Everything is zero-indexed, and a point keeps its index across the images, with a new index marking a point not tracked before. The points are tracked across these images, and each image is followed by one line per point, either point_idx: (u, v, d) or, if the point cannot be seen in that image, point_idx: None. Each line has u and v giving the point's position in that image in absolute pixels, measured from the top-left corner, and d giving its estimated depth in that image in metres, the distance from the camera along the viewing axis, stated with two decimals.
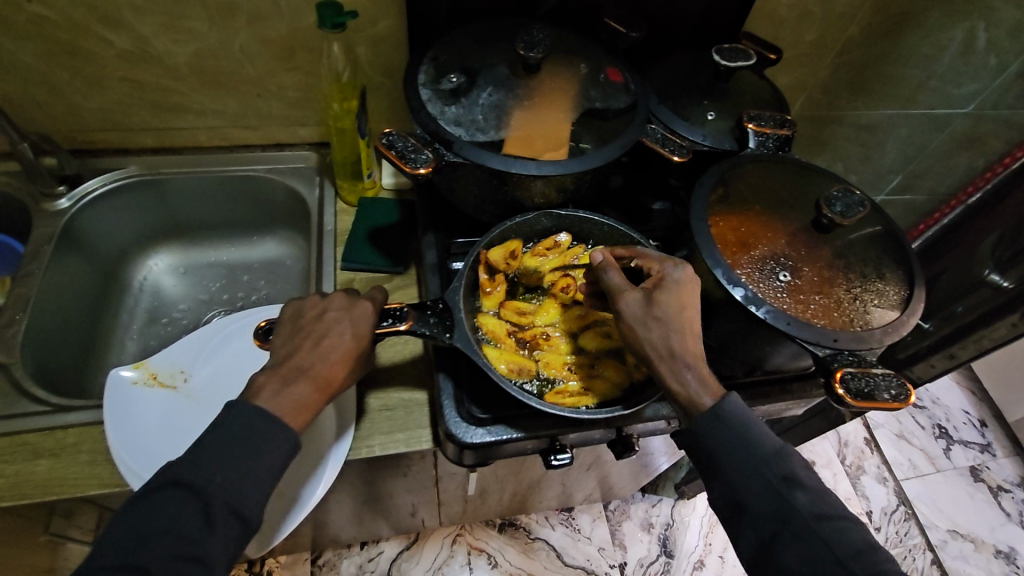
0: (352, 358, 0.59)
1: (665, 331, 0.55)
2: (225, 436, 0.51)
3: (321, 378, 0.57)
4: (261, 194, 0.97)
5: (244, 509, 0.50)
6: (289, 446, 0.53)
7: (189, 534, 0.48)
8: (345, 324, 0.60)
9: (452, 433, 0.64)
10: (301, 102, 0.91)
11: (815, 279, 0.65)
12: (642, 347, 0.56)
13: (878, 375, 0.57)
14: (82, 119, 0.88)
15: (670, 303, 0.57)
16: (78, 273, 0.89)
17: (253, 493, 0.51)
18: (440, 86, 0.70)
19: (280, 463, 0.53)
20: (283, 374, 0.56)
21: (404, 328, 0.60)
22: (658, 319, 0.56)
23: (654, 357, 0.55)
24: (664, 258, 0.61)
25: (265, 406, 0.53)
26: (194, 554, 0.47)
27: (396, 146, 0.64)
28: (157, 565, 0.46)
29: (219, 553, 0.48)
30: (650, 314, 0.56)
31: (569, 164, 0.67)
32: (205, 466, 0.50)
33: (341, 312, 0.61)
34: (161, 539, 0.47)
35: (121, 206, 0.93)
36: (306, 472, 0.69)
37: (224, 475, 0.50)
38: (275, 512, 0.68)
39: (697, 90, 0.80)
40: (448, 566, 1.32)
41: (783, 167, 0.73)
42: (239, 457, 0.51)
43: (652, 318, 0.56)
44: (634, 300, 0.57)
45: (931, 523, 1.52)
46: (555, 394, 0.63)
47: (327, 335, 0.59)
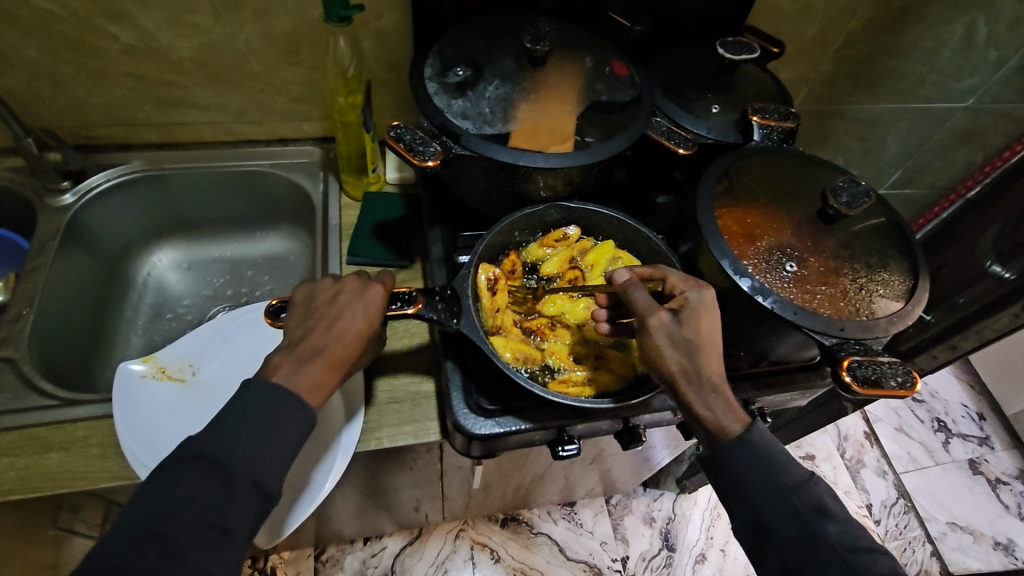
0: (363, 342, 0.60)
1: (693, 353, 0.55)
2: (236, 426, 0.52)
3: (335, 356, 0.58)
4: (265, 190, 0.97)
5: (265, 481, 0.51)
6: (305, 421, 0.54)
7: (212, 504, 0.48)
8: (355, 307, 0.60)
9: (460, 424, 0.64)
10: (305, 97, 0.91)
11: (821, 270, 0.65)
12: (670, 369, 0.55)
13: (885, 363, 0.58)
14: (86, 114, 0.88)
15: (697, 325, 0.57)
16: (83, 268, 0.89)
17: (273, 466, 0.52)
18: (446, 79, 0.71)
19: (294, 447, 0.53)
20: (297, 355, 0.57)
21: (412, 311, 0.60)
22: (688, 341, 0.56)
23: (682, 379, 0.55)
24: (685, 280, 0.61)
25: (279, 393, 0.54)
26: (218, 523, 0.48)
27: (404, 139, 0.64)
28: (184, 533, 0.46)
29: (243, 523, 0.49)
30: (680, 335, 0.56)
31: (575, 156, 0.67)
32: (227, 440, 0.51)
33: (352, 296, 0.61)
34: (185, 507, 0.47)
35: (124, 201, 0.93)
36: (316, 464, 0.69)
37: (244, 448, 0.51)
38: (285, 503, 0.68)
39: (701, 84, 0.80)
40: (451, 561, 1.32)
41: (788, 158, 0.73)
42: (257, 432, 0.52)
43: (682, 341, 0.56)
44: (664, 321, 0.56)
45: (930, 515, 1.53)
46: (559, 382, 0.63)
47: (339, 318, 0.59)
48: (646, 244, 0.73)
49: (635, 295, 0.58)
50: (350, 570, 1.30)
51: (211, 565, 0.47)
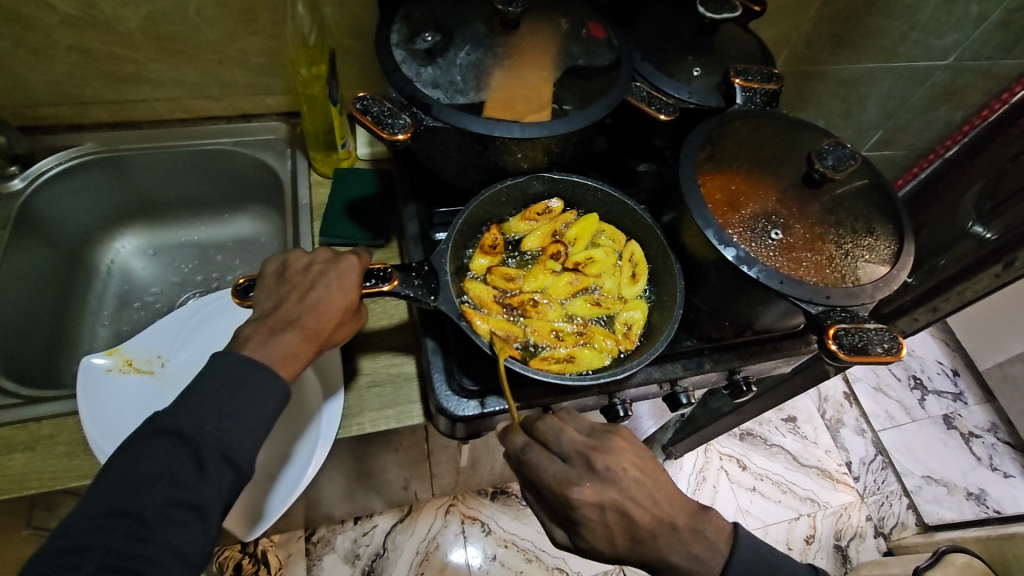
0: (345, 315, 0.58)
1: (603, 553, 0.55)
2: (198, 410, 0.49)
3: (312, 329, 0.55)
4: (230, 169, 0.93)
5: (236, 455, 0.49)
6: (279, 394, 0.52)
7: (181, 481, 0.47)
8: (330, 275, 0.58)
9: (443, 407, 0.63)
10: (266, 69, 0.86)
11: (806, 236, 0.64)
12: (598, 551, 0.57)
13: (871, 330, 0.56)
14: (31, 93, 0.82)
15: (590, 534, 0.53)
16: (41, 257, 0.85)
17: (245, 441, 0.50)
18: (414, 46, 0.67)
19: (267, 422, 0.51)
20: (269, 326, 0.54)
21: (388, 289, 0.57)
22: (591, 548, 0.55)
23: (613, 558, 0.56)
24: (561, 472, 0.53)
25: (250, 373, 0.51)
26: (189, 500, 0.46)
27: (371, 111, 0.60)
28: (154, 513, 0.45)
29: (214, 498, 0.48)
30: (581, 544, 0.55)
31: (552, 125, 0.65)
32: (195, 414, 0.49)
33: (326, 265, 0.59)
34: (154, 485, 0.46)
35: (80, 186, 0.88)
36: (297, 451, 0.67)
37: (214, 423, 0.49)
38: (261, 490, 0.67)
39: (682, 45, 0.77)
40: (443, 535, 1.36)
41: (770, 122, 0.71)
42: (225, 409, 0.49)
43: (587, 548, 0.55)
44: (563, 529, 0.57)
45: (907, 470, 1.57)
46: (541, 359, 0.61)
47: (313, 288, 0.57)
48: (629, 216, 0.71)
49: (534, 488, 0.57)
50: (342, 549, 1.32)
51: (183, 543, 0.46)
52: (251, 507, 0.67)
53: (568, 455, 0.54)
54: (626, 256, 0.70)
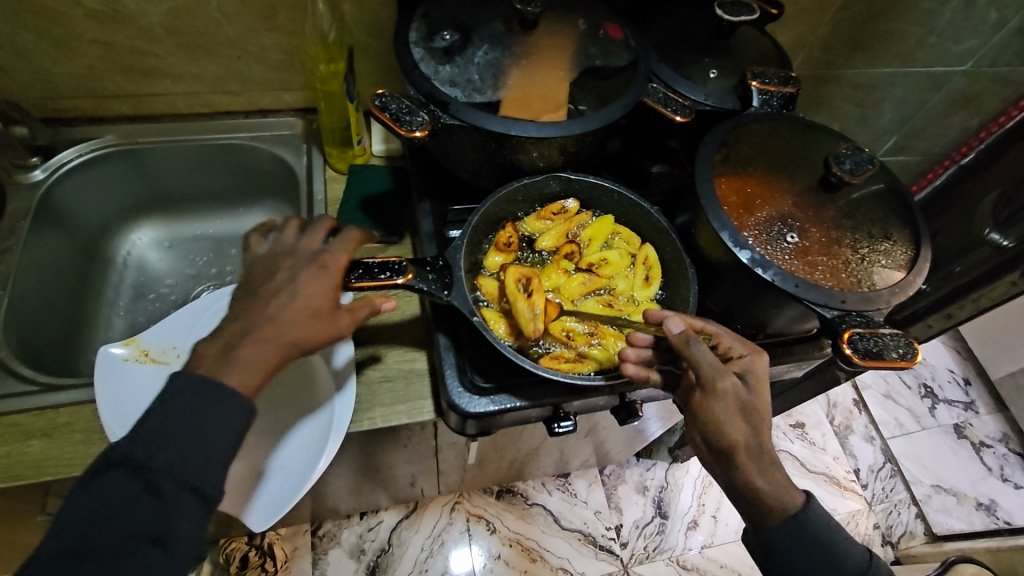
0: (319, 323, 0.54)
1: (760, 425, 0.52)
2: (155, 439, 0.47)
3: (285, 338, 0.52)
4: (246, 164, 0.93)
5: (196, 484, 0.47)
6: (243, 415, 0.50)
7: (138, 515, 0.45)
8: (302, 280, 0.55)
9: (455, 403, 0.63)
10: (284, 65, 0.86)
11: (822, 240, 0.64)
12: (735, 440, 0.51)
13: (886, 334, 0.56)
14: (53, 85, 0.83)
15: (763, 393, 0.53)
16: (59, 248, 0.86)
17: (206, 468, 0.48)
18: (433, 44, 0.67)
19: (232, 444, 0.49)
20: (231, 340, 0.52)
21: (403, 282, 0.57)
22: (752, 414, 0.52)
23: (748, 449, 0.51)
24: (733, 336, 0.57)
25: (211, 393, 0.49)
26: (149, 535, 0.45)
27: (389, 108, 0.60)
28: (112, 549, 0.44)
29: (178, 530, 0.46)
30: (748, 408, 0.52)
31: (569, 125, 0.65)
32: (150, 444, 0.47)
33: (292, 272, 0.55)
34: (110, 521, 0.45)
35: (99, 178, 0.89)
36: (299, 438, 0.68)
37: (169, 452, 0.47)
38: (263, 477, 0.66)
39: (698, 47, 0.77)
40: (447, 533, 1.37)
41: (787, 126, 0.71)
42: (181, 437, 0.47)
43: (751, 412, 0.52)
44: (733, 388, 0.52)
45: (916, 478, 1.56)
46: (551, 358, 0.62)
47: (276, 297, 0.54)
48: (644, 218, 0.71)
49: (692, 360, 0.53)
50: (347, 544, 1.34)
51: None
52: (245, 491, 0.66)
53: (731, 337, 0.56)
54: (640, 259, 0.70)
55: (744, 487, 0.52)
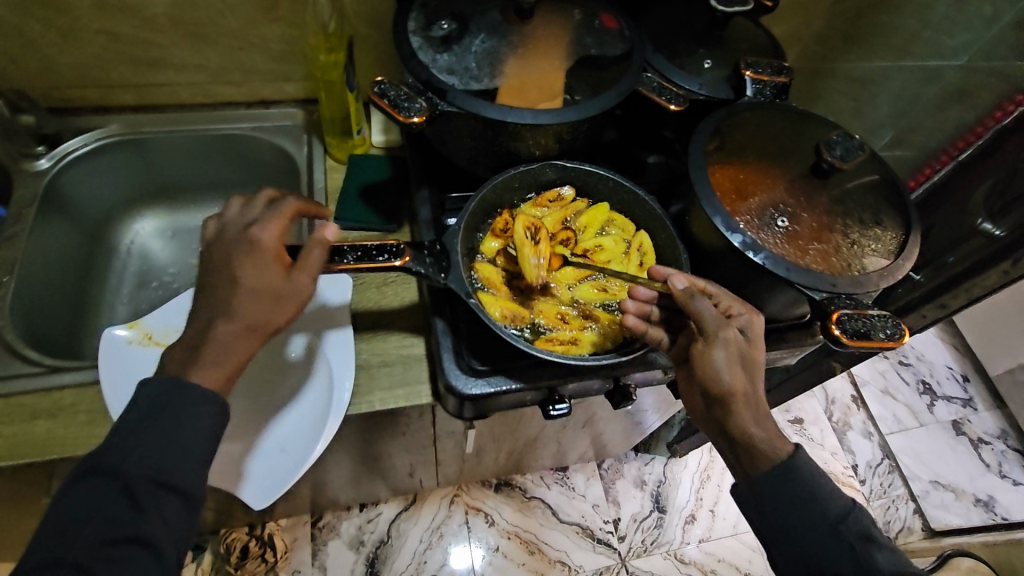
0: (276, 302, 0.55)
1: (754, 376, 0.56)
2: (127, 444, 0.50)
3: (244, 326, 0.54)
4: (248, 154, 0.95)
5: (172, 480, 0.50)
6: (214, 410, 0.53)
7: (114, 519, 0.47)
8: (240, 269, 0.55)
9: (451, 385, 0.64)
10: (285, 56, 0.88)
11: (812, 225, 0.65)
12: (734, 387, 0.54)
13: (874, 316, 0.57)
14: (58, 75, 0.84)
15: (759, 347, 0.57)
16: (64, 236, 0.87)
17: (179, 464, 0.50)
18: (431, 33, 0.68)
19: (205, 439, 0.52)
20: (188, 342, 0.54)
21: (400, 264, 0.58)
22: (749, 365, 0.56)
23: (745, 398, 0.55)
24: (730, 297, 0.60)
25: (177, 394, 0.52)
26: (130, 535, 0.47)
27: (388, 95, 0.62)
28: (92, 553, 0.46)
29: (157, 529, 0.48)
30: (746, 359, 0.56)
31: (564, 113, 0.66)
32: (123, 448, 0.50)
33: (223, 263, 0.56)
34: (88, 524, 0.47)
35: (104, 167, 0.90)
36: (286, 416, 0.69)
37: (140, 453, 0.50)
38: (266, 455, 0.67)
39: (693, 38, 0.78)
40: (446, 525, 1.38)
41: (778, 115, 0.72)
42: (152, 436, 0.50)
43: (748, 362, 0.56)
44: (734, 339, 0.55)
45: (914, 474, 1.57)
46: (546, 340, 0.63)
47: (219, 293, 0.54)
48: (638, 205, 0.72)
49: (696, 313, 0.56)
50: (347, 535, 1.35)
51: None
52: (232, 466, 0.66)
53: (731, 298, 0.59)
54: (635, 245, 0.70)
55: (737, 433, 0.55)
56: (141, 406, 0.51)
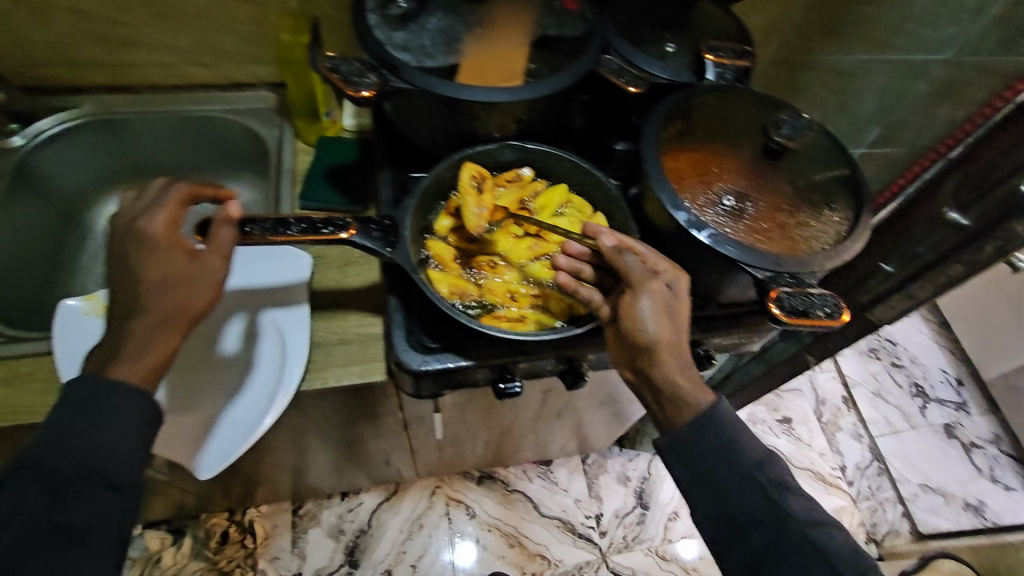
0: (186, 287, 0.55)
1: (678, 328, 0.57)
2: (52, 440, 0.50)
3: (160, 317, 0.54)
4: (220, 136, 0.95)
5: (102, 472, 0.50)
6: (143, 402, 0.53)
7: (43, 514, 0.48)
8: (143, 263, 0.55)
9: (400, 361, 0.64)
10: (256, 38, 0.88)
11: (758, 206, 0.65)
12: (656, 337, 0.56)
13: (815, 294, 0.57)
14: (31, 54, 0.85)
15: (686, 301, 0.58)
16: (36, 214, 0.89)
17: (109, 456, 0.51)
18: (389, 11, 0.68)
19: (136, 429, 0.53)
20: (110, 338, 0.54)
21: (346, 237, 0.58)
22: (673, 317, 0.56)
23: (668, 348, 0.56)
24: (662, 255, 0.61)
25: (105, 389, 0.52)
26: (61, 529, 0.48)
27: (339, 70, 0.62)
28: (20, 546, 0.47)
29: (89, 522, 0.49)
30: (670, 312, 0.56)
31: (517, 90, 0.66)
32: (48, 445, 0.50)
33: (121, 258, 0.55)
34: (15, 521, 0.47)
35: (77, 146, 0.91)
36: (228, 390, 0.72)
37: (67, 448, 0.50)
38: (217, 426, 0.69)
39: (658, 22, 0.78)
40: (426, 516, 1.39)
41: (735, 95, 0.71)
42: (77, 430, 0.51)
43: (673, 314, 0.56)
44: (658, 292, 0.57)
45: (903, 477, 1.55)
46: (492, 317, 0.63)
47: (126, 287, 0.54)
48: (597, 186, 0.72)
49: (623, 267, 0.58)
50: (327, 523, 1.36)
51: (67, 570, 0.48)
52: (176, 437, 0.70)
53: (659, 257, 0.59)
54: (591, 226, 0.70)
55: (663, 385, 0.56)
56: (68, 402, 0.52)
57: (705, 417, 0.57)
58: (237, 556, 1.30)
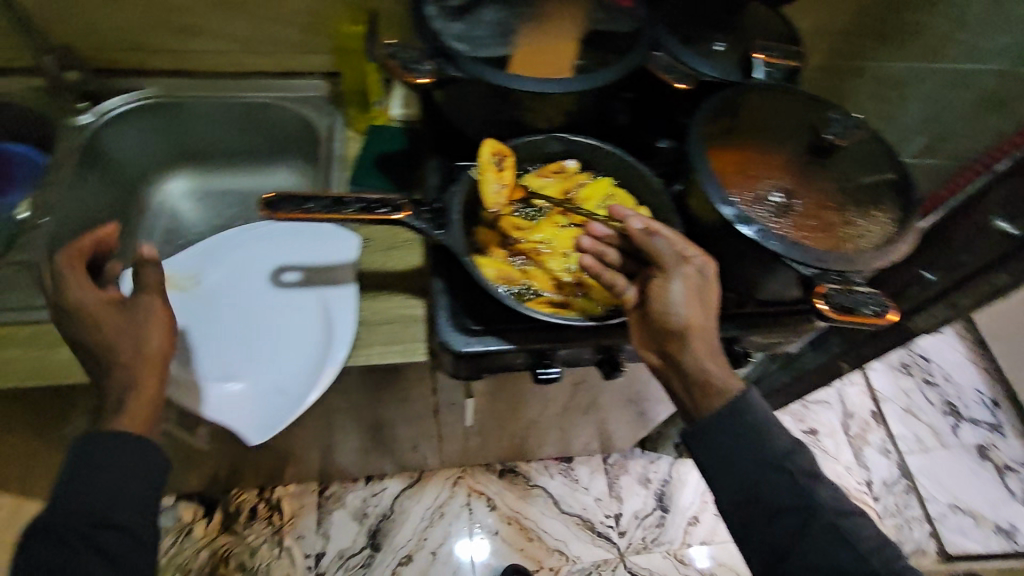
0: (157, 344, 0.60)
1: (708, 313, 0.57)
2: (69, 493, 0.54)
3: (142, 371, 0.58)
4: (273, 123, 0.99)
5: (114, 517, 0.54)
6: (143, 449, 0.57)
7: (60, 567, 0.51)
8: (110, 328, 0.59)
9: (444, 341, 0.66)
10: (313, 28, 0.92)
11: (805, 204, 0.66)
12: (686, 320, 0.56)
13: (862, 292, 0.57)
14: (103, 37, 0.90)
15: (714, 286, 0.59)
16: (100, 190, 0.93)
17: (121, 500, 0.55)
18: (446, 4, 0.71)
19: (140, 473, 0.57)
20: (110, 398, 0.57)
21: (400, 217, 0.61)
22: (702, 300, 0.57)
23: (697, 332, 0.57)
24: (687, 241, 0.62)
25: (111, 441, 0.56)
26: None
27: (398, 56, 0.65)
28: None
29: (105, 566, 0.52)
30: (699, 296, 0.57)
31: (567, 83, 0.68)
32: (65, 499, 0.54)
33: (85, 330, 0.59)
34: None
35: (140, 127, 0.96)
36: (262, 353, 0.73)
37: (82, 498, 0.54)
38: (264, 395, 0.70)
39: (708, 22, 0.79)
40: (448, 505, 1.41)
41: (784, 96, 0.71)
42: (90, 480, 0.55)
43: (702, 298, 0.57)
44: (688, 276, 0.57)
45: (931, 496, 1.52)
46: (536, 302, 0.66)
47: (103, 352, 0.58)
48: (641, 180, 0.73)
49: (654, 250, 0.59)
50: (351, 506, 1.39)
51: None
52: (204, 394, 0.70)
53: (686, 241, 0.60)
54: None
55: (692, 370, 0.57)
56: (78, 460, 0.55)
57: (742, 409, 0.58)
58: (264, 532, 1.33)
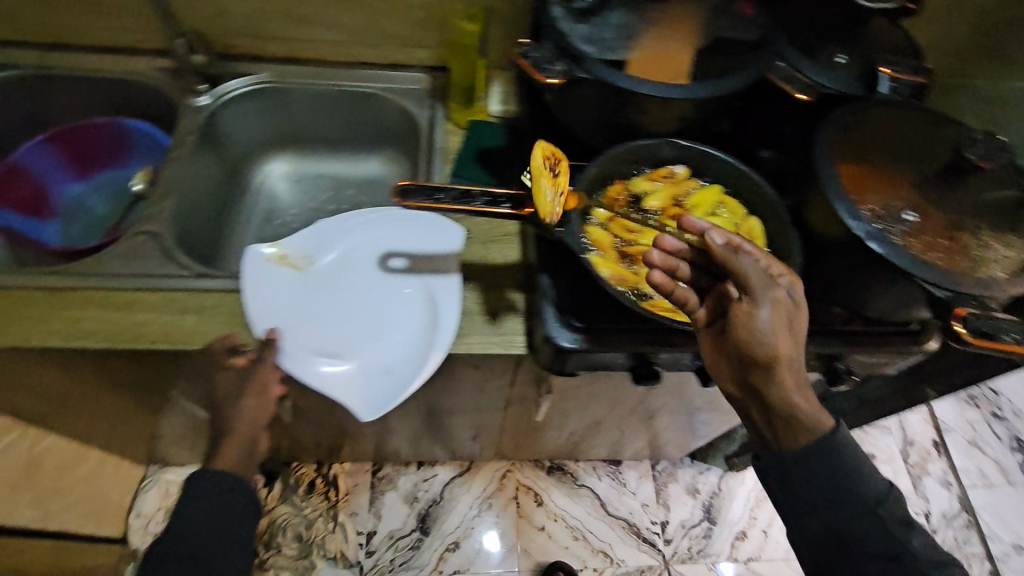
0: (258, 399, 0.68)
1: (798, 340, 0.54)
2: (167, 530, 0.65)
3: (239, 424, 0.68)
4: (375, 112, 1.02)
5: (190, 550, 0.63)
6: (219, 488, 0.66)
7: None
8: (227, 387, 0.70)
9: (549, 336, 0.67)
10: (424, 23, 0.95)
11: (936, 223, 0.65)
12: (779, 351, 0.53)
13: (1002, 320, 0.57)
14: (228, 22, 0.95)
15: (803, 309, 0.54)
16: (210, 167, 0.98)
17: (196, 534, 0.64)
18: (572, 5, 0.72)
19: (214, 511, 0.65)
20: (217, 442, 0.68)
21: (525, 213, 0.63)
22: (794, 329, 0.53)
23: (787, 363, 0.53)
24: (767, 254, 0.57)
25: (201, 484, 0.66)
26: None
27: (530, 56, 0.67)
28: None
29: None
30: (792, 323, 0.53)
31: (692, 88, 0.68)
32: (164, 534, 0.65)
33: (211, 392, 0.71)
34: None
35: (251, 109, 1.00)
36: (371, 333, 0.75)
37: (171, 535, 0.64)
38: (368, 373, 0.73)
39: (829, 32, 0.77)
40: (496, 497, 1.43)
41: (913, 114, 0.70)
42: (181, 518, 0.65)
43: (794, 327, 0.53)
44: (781, 303, 0.53)
45: (993, 534, 1.46)
46: (652, 305, 0.66)
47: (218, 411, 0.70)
48: (753, 190, 0.73)
49: (739, 271, 0.54)
50: (403, 488, 1.42)
51: None
52: (315, 366, 0.72)
53: (770, 257, 0.55)
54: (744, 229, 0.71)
55: (779, 402, 0.54)
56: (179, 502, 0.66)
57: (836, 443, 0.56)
58: (319, 506, 1.37)
